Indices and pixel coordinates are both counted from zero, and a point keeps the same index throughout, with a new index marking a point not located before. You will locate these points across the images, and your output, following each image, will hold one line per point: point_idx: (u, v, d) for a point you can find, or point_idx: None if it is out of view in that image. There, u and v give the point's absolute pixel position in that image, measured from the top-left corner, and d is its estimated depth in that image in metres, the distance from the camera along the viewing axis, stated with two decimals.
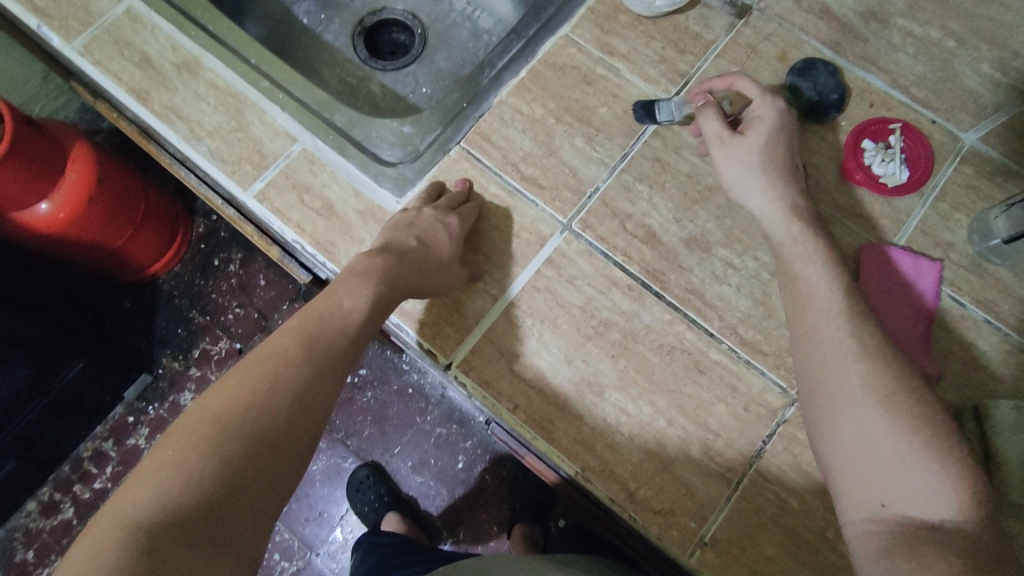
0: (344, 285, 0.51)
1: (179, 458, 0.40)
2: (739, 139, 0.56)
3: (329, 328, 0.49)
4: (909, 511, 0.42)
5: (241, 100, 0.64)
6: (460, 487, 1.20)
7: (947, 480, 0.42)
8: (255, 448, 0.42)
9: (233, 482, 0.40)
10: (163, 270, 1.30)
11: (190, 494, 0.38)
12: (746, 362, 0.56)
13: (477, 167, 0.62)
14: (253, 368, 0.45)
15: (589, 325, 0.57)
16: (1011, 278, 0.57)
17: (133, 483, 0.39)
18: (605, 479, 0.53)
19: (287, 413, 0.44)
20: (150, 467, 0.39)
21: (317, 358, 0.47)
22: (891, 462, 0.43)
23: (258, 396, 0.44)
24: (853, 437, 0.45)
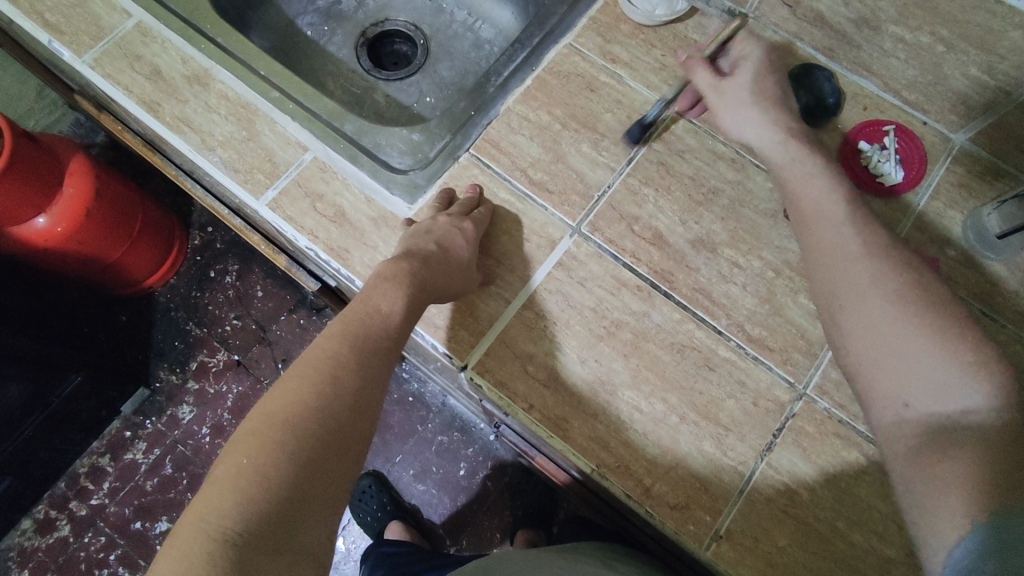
0: (379, 290, 0.50)
1: (254, 464, 0.39)
2: (730, 82, 0.58)
3: (371, 332, 0.49)
4: (936, 411, 0.43)
5: (252, 111, 0.64)
6: (462, 494, 1.20)
7: (979, 387, 0.42)
8: (324, 451, 0.41)
9: (309, 486, 0.40)
10: (160, 282, 1.30)
11: (270, 502, 0.38)
12: (753, 358, 0.57)
13: (487, 173, 0.63)
14: (311, 374, 0.44)
15: (601, 325, 0.58)
16: (1005, 272, 0.59)
17: (209, 495, 0.38)
18: (621, 475, 0.54)
19: (351, 416, 0.44)
20: (224, 476, 0.38)
21: (367, 362, 0.47)
22: (910, 355, 0.44)
23: (322, 402, 0.43)
24: (877, 340, 0.46)
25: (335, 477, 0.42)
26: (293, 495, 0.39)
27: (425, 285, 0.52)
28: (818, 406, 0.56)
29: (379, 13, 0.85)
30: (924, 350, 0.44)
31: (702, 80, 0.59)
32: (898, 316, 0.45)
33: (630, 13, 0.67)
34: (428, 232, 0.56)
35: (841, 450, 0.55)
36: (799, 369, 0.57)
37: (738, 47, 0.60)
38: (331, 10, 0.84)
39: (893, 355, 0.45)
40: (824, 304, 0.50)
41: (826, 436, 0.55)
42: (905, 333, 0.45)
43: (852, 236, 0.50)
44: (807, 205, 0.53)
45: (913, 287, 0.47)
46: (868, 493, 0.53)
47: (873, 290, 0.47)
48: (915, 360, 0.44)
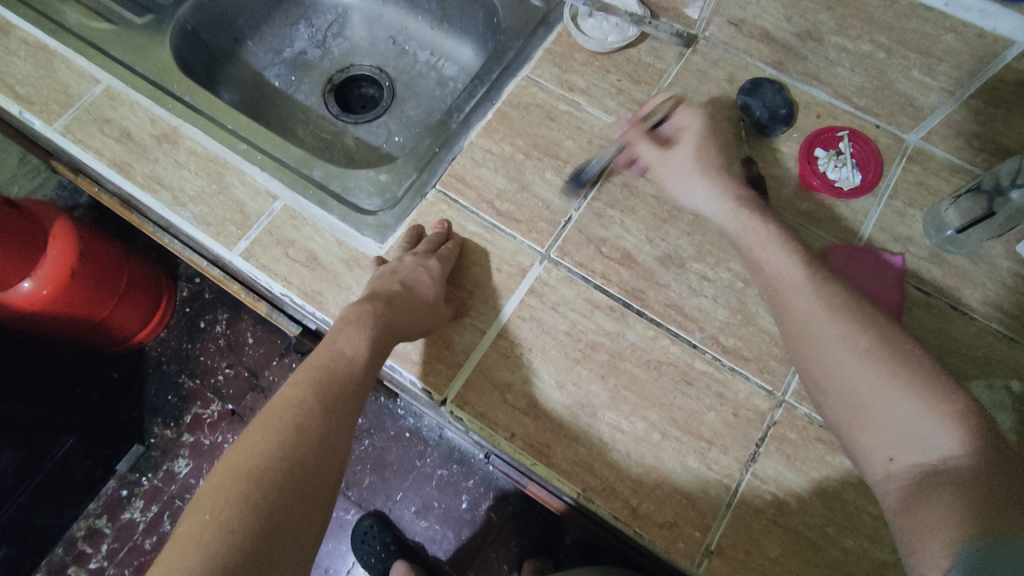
0: (343, 333, 0.51)
1: (217, 519, 0.39)
2: (673, 155, 0.59)
3: (336, 376, 0.49)
4: (921, 461, 0.43)
5: (221, 164, 0.65)
6: (466, 529, 1.19)
7: (957, 434, 0.42)
8: (291, 499, 0.42)
9: (274, 536, 0.40)
10: (149, 337, 1.30)
11: (233, 556, 0.38)
12: (730, 368, 0.58)
13: (455, 208, 0.64)
14: (273, 422, 0.45)
15: (577, 348, 0.58)
16: (969, 264, 0.60)
17: (173, 554, 0.38)
18: (607, 497, 0.54)
19: (317, 465, 0.44)
20: (189, 533, 0.39)
21: (333, 406, 0.48)
22: (882, 410, 0.45)
23: (286, 448, 0.43)
24: (849, 398, 0.47)
25: (300, 525, 0.42)
26: (256, 550, 0.39)
27: (388, 326, 0.52)
28: (799, 411, 0.56)
29: (344, 60, 0.87)
30: (896, 403, 0.45)
31: (648, 153, 0.61)
32: (864, 374, 0.46)
33: (583, 42, 0.70)
34: (393, 271, 0.57)
35: (825, 455, 0.55)
36: (777, 376, 0.57)
37: (680, 119, 0.61)
38: (297, 60, 0.87)
39: (868, 414, 0.46)
40: (804, 366, 0.51)
41: (810, 442, 0.56)
42: (874, 384, 0.45)
43: (813, 307, 0.50)
44: (771, 272, 0.54)
45: (875, 341, 0.47)
46: (856, 497, 0.53)
47: (839, 351, 0.47)
48: (893, 419, 0.44)
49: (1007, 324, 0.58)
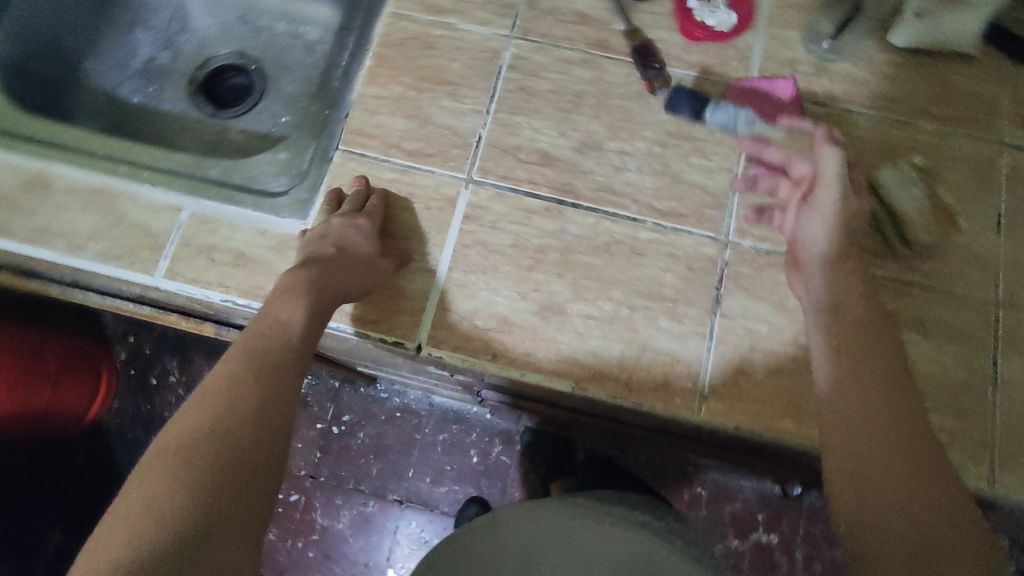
0: (276, 302, 0.50)
1: (145, 494, 0.38)
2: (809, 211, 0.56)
3: (270, 348, 0.48)
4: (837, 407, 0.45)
5: (108, 193, 0.61)
6: (484, 480, 1.22)
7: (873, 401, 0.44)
8: (229, 470, 0.41)
9: (213, 512, 0.39)
10: None
11: (165, 532, 0.37)
12: (673, 229, 0.60)
13: (365, 163, 0.63)
14: (208, 397, 0.44)
15: (527, 256, 0.59)
16: (852, 67, 0.64)
17: (102, 532, 0.37)
18: (598, 381, 0.56)
19: (252, 435, 0.43)
20: (119, 511, 0.38)
21: (270, 374, 0.46)
22: (830, 364, 0.48)
23: (218, 418, 0.43)
24: (821, 345, 0.50)
25: (244, 497, 0.41)
26: (195, 519, 0.38)
27: (319, 291, 0.51)
28: (744, 247, 0.60)
29: (199, 55, 0.82)
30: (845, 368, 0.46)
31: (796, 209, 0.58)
32: (856, 364, 0.46)
33: None
34: (312, 246, 0.55)
35: (776, 277, 0.59)
36: (716, 222, 0.60)
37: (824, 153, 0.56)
38: (149, 69, 0.80)
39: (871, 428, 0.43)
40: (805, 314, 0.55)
41: (762, 270, 0.59)
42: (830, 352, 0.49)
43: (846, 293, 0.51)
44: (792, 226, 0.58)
45: (875, 351, 0.47)
46: None
47: (836, 304, 0.51)
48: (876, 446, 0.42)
49: (894, 110, 0.63)
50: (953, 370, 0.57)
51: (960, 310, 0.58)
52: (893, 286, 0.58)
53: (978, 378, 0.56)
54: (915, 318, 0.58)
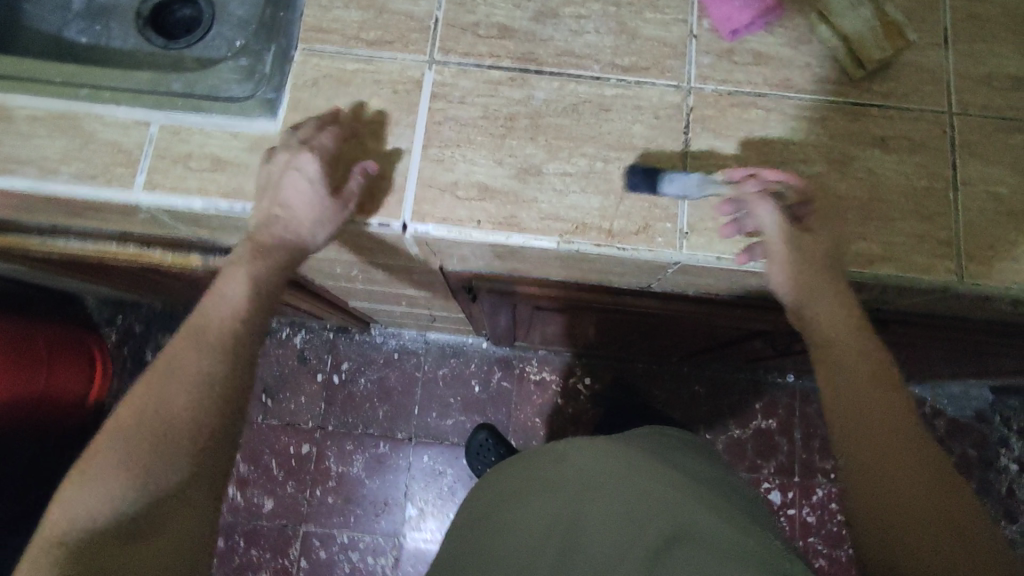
0: (230, 274, 0.58)
1: (137, 427, 0.52)
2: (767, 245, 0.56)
3: (213, 335, 0.56)
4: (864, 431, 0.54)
5: (73, 117, 0.61)
6: (487, 406, 1.36)
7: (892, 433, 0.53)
8: (208, 410, 0.53)
9: (198, 442, 0.53)
10: (104, 390, 1.32)
11: (177, 440, 0.52)
12: (636, 82, 0.62)
13: (327, 57, 0.62)
14: (175, 357, 0.54)
15: (499, 125, 0.60)
16: None
17: (108, 436, 0.52)
18: (583, 232, 0.58)
19: (219, 399, 0.54)
20: (127, 412, 0.52)
21: (229, 349, 0.56)
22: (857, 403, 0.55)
23: (195, 373, 0.54)
24: (846, 381, 0.56)
25: (208, 459, 0.53)
26: (200, 445, 0.53)
27: (277, 240, 0.57)
28: (707, 90, 0.61)
29: None
30: (872, 421, 0.54)
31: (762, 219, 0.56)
32: (882, 423, 0.54)
33: None
34: (275, 189, 0.57)
35: (741, 115, 0.61)
36: (677, 71, 0.62)
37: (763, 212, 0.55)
38: (91, 8, 0.79)
39: (867, 432, 0.54)
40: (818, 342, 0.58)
41: (726, 110, 0.61)
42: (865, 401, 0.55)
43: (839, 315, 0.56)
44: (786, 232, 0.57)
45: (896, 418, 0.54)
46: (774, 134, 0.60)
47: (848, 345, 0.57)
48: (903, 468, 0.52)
49: None
50: (916, 179, 0.59)
51: (917, 125, 0.60)
52: (856, 110, 0.61)
53: (940, 184, 0.59)
54: (874, 137, 0.60)
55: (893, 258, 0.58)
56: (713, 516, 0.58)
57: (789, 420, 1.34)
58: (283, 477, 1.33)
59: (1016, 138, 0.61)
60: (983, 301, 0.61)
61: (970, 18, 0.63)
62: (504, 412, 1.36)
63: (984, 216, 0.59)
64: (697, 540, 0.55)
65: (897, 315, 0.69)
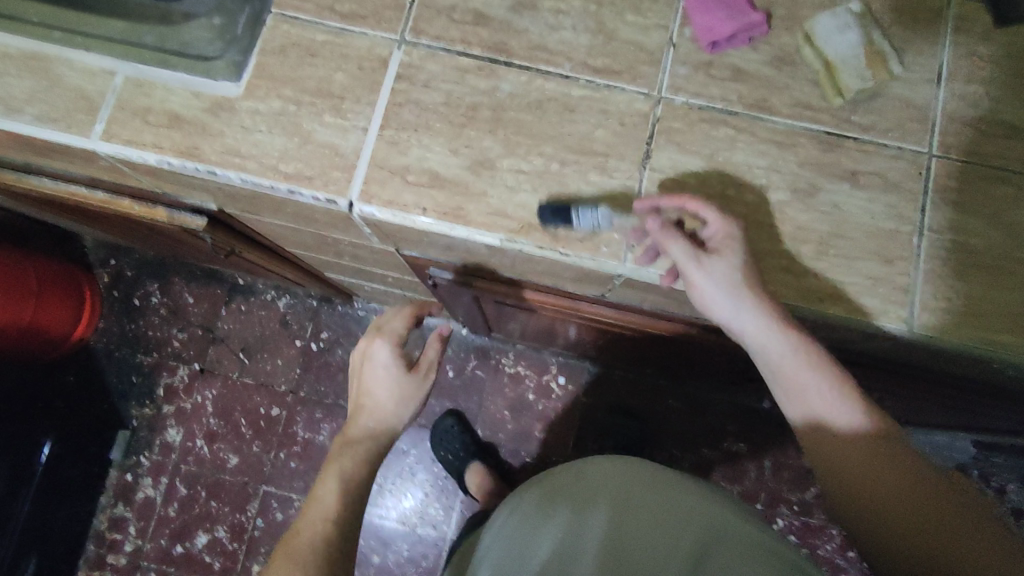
0: (364, 379, 0.78)
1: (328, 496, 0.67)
2: (715, 260, 0.54)
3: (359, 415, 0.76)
4: (856, 483, 0.55)
5: (42, 58, 0.61)
6: (459, 393, 1.36)
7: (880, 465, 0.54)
8: (358, 501, 0.68)
9: (352, 522, 0.66)
10: (89, 331, 1.33)
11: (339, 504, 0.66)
12: (606, 86, 0.60)
13: (298, 25, 0.62)
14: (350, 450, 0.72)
15: (459, 114, 0.59)
16: None
17: (325, 483, 0.68)
18: (528, 234, 0.57)
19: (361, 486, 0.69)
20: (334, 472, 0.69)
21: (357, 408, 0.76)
22: (843, 449, 0.56)
23: (356, 464, 0.70)
24: (822, 433, 0.57)
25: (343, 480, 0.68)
26: (350, 518, 0.66)
27: (371, 436, 0.74)
28: (677, 102, 0.59)
29: None
30: (860, 466, 0.55)
31: (680, 253, 0.54)
32: (873, 465, 0.54)
33: None
34: (360, 374, 0.79)
35: (709, 131, 0.59)
36: (650, 78, 0.60)
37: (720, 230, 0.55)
38: None
39: (869, 474, 0.54)
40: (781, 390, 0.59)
41: (694, 124, 0.59)
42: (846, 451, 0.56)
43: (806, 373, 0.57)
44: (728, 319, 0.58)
45: (882, 455, 0.54)
46: (741, 154, 0.58)
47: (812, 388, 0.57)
48: (888, 486, 0.53)
49: None
50: (882, 219, 0.57)
51: (891, 163, 0.58)
52: (830, 139, 0.58)
53: (907, 227, 0.57)
54: (845, 169, 0.58)
55: (844, 299, 0.56)
56: (750, 527, 0.60)
57: (761, 447, 1.31)
58: (250, 436, 1.32)
59: (996, 188, 0.58)
60: (938, 353, 0.59)
61: (968, 56, 0.60)
62: (475, 401, 1.36)
63: (947, 266, 0.56)
64: (730, 541, 0.57)
65: (847, 356, 0.68)
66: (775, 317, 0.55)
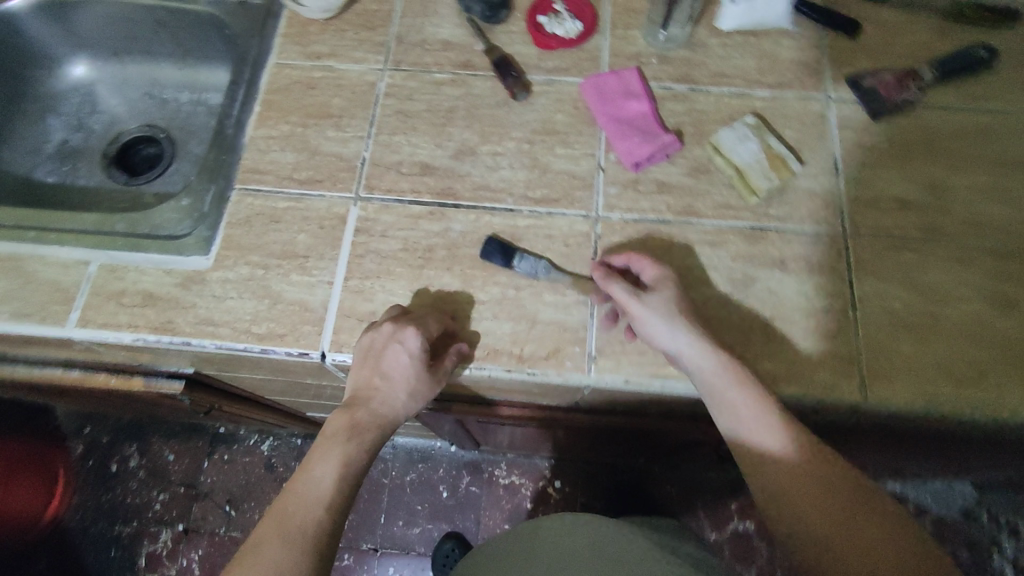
0: (366, 366, 0.58)
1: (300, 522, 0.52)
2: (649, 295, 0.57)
3: (369, 406, 0.58)
4: (800, 505, 0.50)
5: (19, 258, 0.65)
6: (455, 512, 1.32)
7: (823, 483, 0.50)
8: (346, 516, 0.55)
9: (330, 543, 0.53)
10: (64, 507, 1.29)
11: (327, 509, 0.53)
12: (547, 212, 0.66)
13: (260, 196, 0.67)
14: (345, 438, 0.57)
15: (418, 256, 0.64)
16: (690, 53, 0.73)
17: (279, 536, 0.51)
18: (494, 359, 0.60)
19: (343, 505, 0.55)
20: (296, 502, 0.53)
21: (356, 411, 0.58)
22: (784, 468, 0.52)
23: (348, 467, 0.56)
24: (757, 454, 0.53)
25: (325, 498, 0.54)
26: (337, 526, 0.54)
27: (376, 424, 0.58)
28: (614, 219, 0.65)
29: (110, 131, 0.88)
30: (803, 481, 0.51)
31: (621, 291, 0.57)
32: (812, 480, 0.51)
33: (309, 14, 0.75)
34: (378, 357, 0.58)
35: (647, 240, 0.64)
36: (586, 201, 0.66)
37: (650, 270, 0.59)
38: (62, 151, 0.85)
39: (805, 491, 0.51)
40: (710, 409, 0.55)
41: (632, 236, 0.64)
42: (788, 471, 0.52)
43: (759, 414, 0.53)
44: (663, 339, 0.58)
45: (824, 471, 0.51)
46: (679, 257, 0.64)
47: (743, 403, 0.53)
48: (864, 538, 0.48)
49: (731, 84, 0.71)
50: (814, 298, 0.62)
51: (812, 246, 0.64)
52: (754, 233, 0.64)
53: (838, 302, 0.62)
54: (774, 258, 0.63)
55: (795, 379, 0.59)
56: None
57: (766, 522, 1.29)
58: None
59: (905, 256, 0.64)
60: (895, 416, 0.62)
61: (854, 145, 0.68)
62: (472, 518, 1.32)
63: (882, 333, 0.61)
64: None
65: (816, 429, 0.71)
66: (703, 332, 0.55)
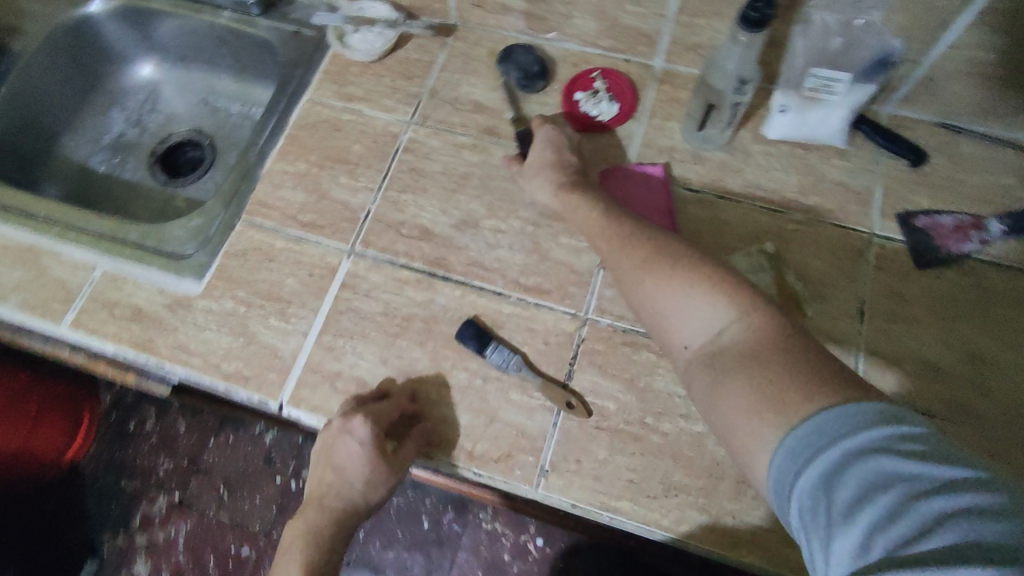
0: (321, 462, 0.58)
1: None
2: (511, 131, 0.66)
3: (330, 498, 0.58)
4: (703, 338, 0.48)
5: (37, 251, 0.69)
6: None
7: (720, 306, 0.48)
8: None
9: None
10: (80, 454, 1.22)
11: None
12: (535, 304, 0.63)
13: (262, 232, 0.68)
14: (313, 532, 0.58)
15: (394, 324, 0.63)
16: (727, 156, 0.68)
17: None
18: (444, 449, 0.58)
19: None
20: None
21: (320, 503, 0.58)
22: (680, 292, 0.50)
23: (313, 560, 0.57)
24: (671, 319, 0.50)
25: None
26: None
27: (345, 510, 0.59)
28: (602, 324, 0.62)
29: (163, 130, 0.92)
30: (706, 309, 0.48)
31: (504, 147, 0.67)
32: (712, 295, 0.48)
33: (351, 56, 0.75)
34: (329, 454, 0.58)
35: (631, 355, 0.60)
36: (577, 299, 0.62)
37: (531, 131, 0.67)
38: (117, 143, 0.91)
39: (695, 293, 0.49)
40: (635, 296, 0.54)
41: (616, 347, 0.61)
42: (688, 303, 0.49)
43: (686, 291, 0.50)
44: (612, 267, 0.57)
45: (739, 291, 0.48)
46: (662, 381, 0.59)
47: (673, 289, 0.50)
48: (768, 363, 0.43)
49: (766, 198, 0.66)
50: None
51: None
52: None
53: None
54: None
55: (755, 544, 0.54)
56: None
57: None
58: None
59: None
60: None
61: (889, 292, 0.61)
62: None
63: None
64: None
65: None
66: (652, 243, 0.54)
